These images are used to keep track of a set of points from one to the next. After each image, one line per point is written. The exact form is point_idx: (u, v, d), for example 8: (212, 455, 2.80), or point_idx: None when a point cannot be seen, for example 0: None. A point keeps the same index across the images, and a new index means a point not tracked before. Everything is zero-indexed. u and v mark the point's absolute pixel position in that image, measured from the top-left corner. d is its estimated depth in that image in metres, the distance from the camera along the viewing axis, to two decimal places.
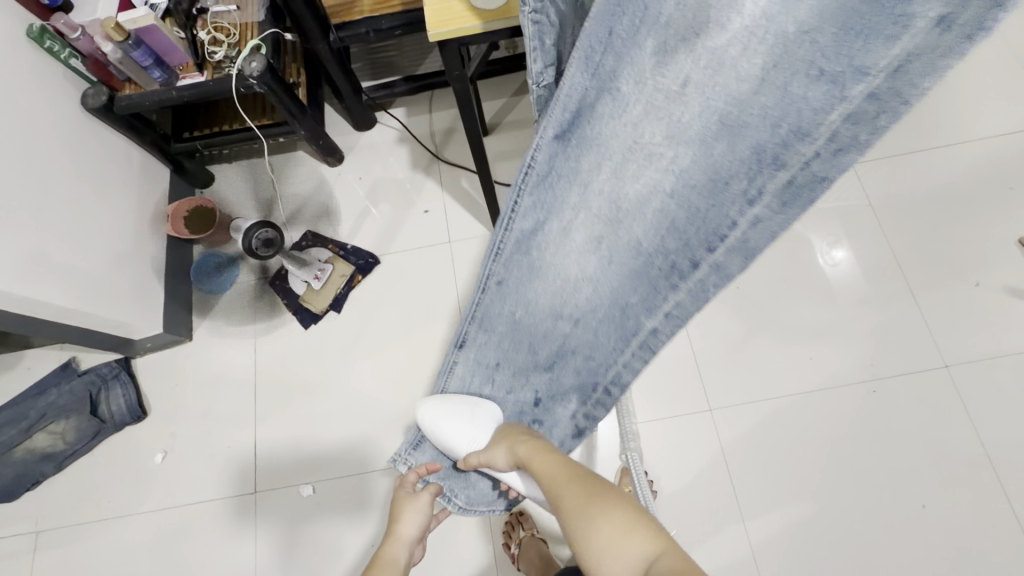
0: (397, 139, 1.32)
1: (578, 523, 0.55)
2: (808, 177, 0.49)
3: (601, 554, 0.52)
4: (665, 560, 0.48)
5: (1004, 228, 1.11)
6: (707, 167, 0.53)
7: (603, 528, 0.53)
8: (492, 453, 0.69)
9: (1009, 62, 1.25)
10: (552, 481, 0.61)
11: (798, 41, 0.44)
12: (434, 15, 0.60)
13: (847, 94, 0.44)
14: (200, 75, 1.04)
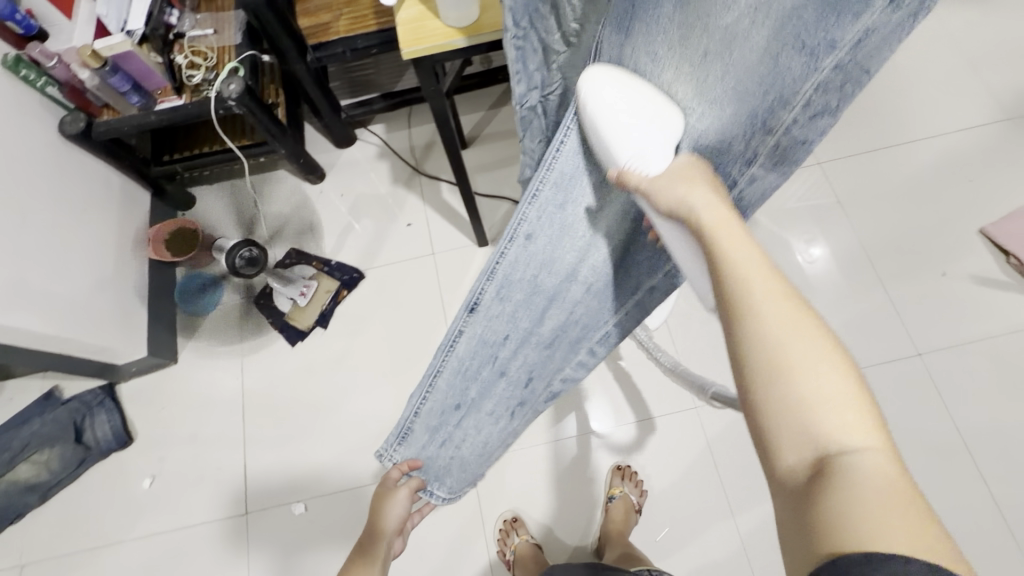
0: (377, 155, 1.34)
1: (776, 353, 0.36)
2: (790, 141, 0.40)
3: (787, 406, 0.35)
4: (875, 459, 0.33)
5: (965, 220, 1.16)
6: (714, 129, 0.43)
7: (814, 382, 0.35)
8: (659, 185, 0.44)
9: (964, 61, 1.30)
10: (747, 288, 0.38)
11: (790, 15, 0.32)
12: (408, 34, 0.62)
13: (818, 66, 0.33)
14: (179, 99, 1.04)
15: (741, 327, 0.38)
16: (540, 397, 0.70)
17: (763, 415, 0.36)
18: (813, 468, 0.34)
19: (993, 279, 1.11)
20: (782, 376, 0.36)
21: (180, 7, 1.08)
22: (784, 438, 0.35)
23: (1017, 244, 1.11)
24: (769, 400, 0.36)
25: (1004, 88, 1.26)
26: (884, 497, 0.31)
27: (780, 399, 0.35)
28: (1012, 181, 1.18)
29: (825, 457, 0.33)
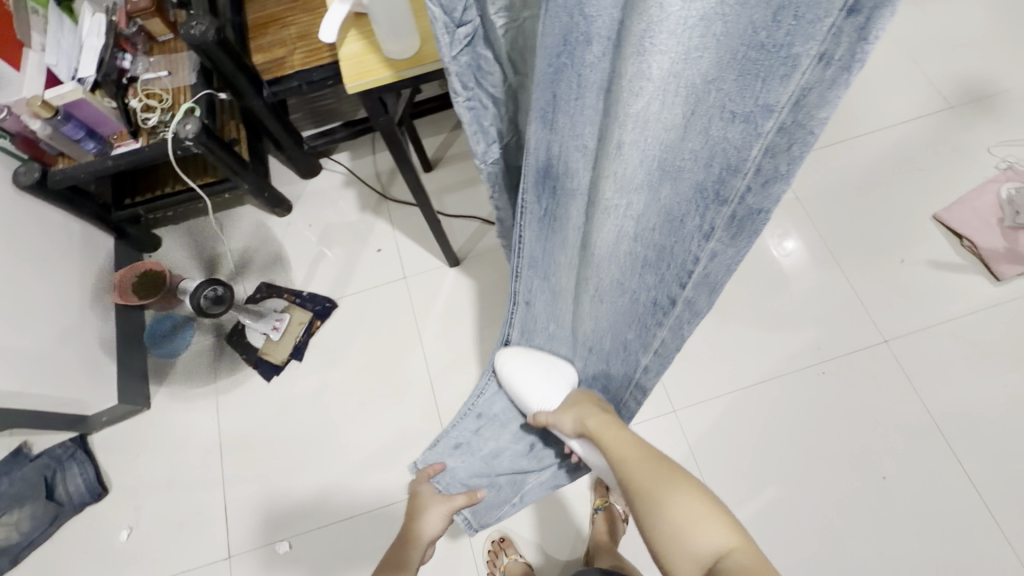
0: (343, 183, 1.34)
1: (653, 500, 0.54)
2: (746, 212, 0.39)
3: (671, 535, 0.51)
4: (738, 557, 0.47)
5: (919, 208, 1.20)
6: (660, 204, 0.44)
7: (678, 510, 0.52)
8: (561, 416, 0.67)
9: (904, 56, 1.35)
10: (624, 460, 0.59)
11: (706, 89, 0.35)
12: (351, 69, 0.63)
13: (760, 130, 0.34)
14: (135, 142, 1.04)
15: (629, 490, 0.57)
16: (562, 442, 0.77)
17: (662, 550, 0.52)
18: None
19: (950, 263, 1.15)
20: (655, 508, 0.53)
21: (132, 50, 1.07)
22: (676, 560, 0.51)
23: (968, 227, 1.15)
24: (660, 537, 0.52)
25: (945, 79, 1.31)
26: None
27: (665, 535, 0.52)
28: (959, 167, 1.22)
29: (714, 565, 0.48)
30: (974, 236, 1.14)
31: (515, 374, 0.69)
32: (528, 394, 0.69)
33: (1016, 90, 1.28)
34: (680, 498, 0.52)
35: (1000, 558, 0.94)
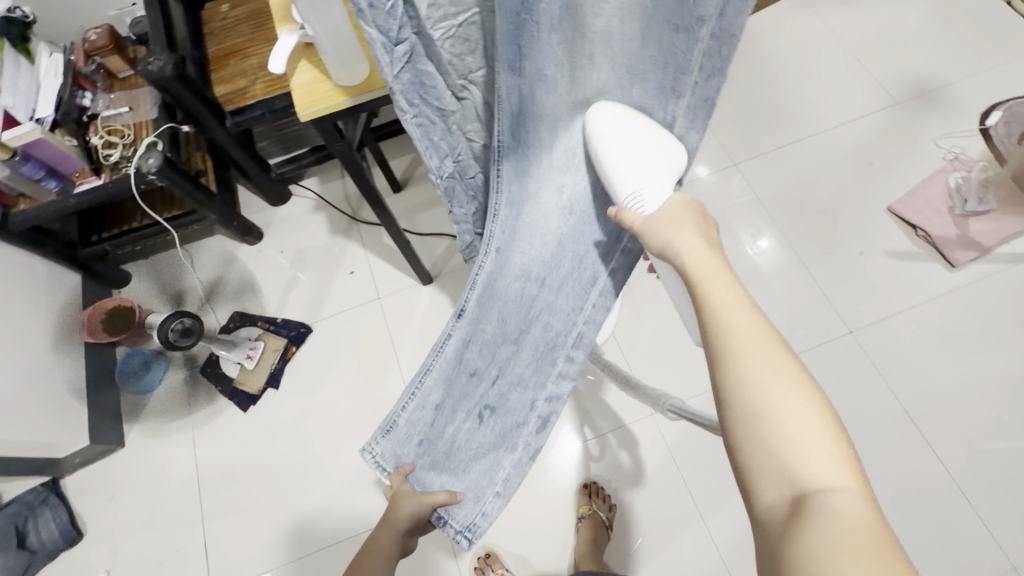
0: (313, 208, 1.35)
1: (749, 391, 0.38)
2: (698, 100, 0.48)
3: (769, 445, 0.37)
4: (849, 499, 0.33)
5: (873, 201, 1.24)
6: (631, 99, 0.50)
7: (788, 418, 0.37)
8: (648, 230, 0.49)
9: (850, 56, 1.41)
10: (737, 332, 0.41)
11: (654, 8, 0.41)
12: (303, 97, 0.64)
13: (697, 37, 0.42)
14: (97, 178, 1.04)
15: (726, 368, 0.40)
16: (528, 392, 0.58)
17: (746, 451, 0.38)
18: (789, 506, 0.35)
19: (906, 252, 1.19)
20: (763, 407, 0.38)
21: (92, 88, 1.08)
22: (758, 472, 0.37)
23: (921, 217, 1.20)
24: (750, 439, 0.37)
25: (890, 77, 1.37)
26: (862, 532, 0.31)
27: (757, 438, 0.37)
28: (909, 160, 1.27)
29: (806, 496, 0.34)
30: (927, 225, 1.19)
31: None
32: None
33: (957, 85, 1.33)
34: (801, 408, 0.37)
35: (973, 537, 0.97)
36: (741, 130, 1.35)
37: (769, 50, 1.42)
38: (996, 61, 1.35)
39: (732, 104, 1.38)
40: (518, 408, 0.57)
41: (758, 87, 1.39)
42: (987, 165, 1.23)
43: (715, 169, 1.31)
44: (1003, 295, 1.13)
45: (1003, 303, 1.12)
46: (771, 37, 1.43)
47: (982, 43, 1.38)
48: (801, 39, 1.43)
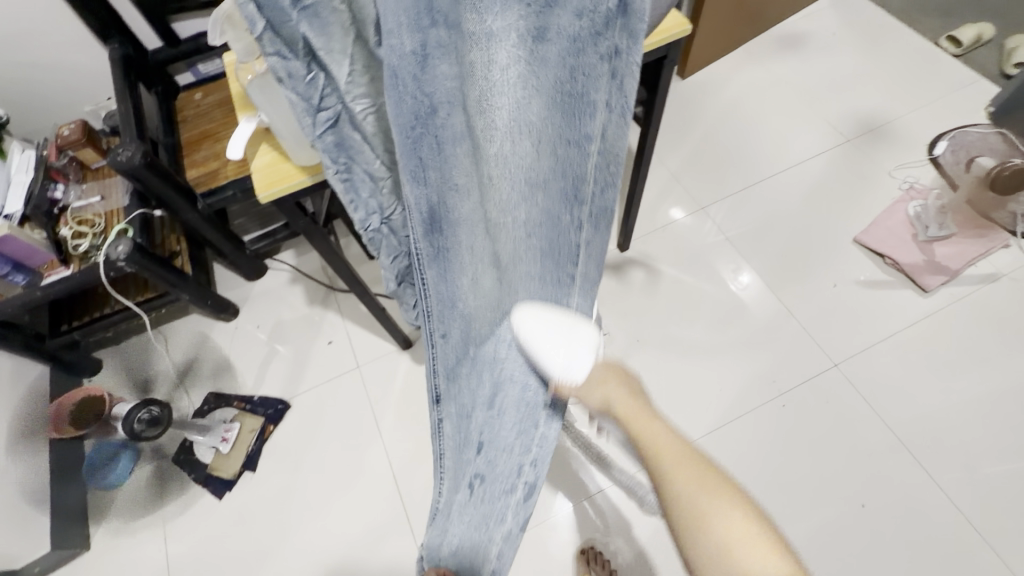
0: (290, 280, 1.34)
1: (693, 505, 0.48)
2: (599, 207, 0.51)
3: (719, 563, 0.45)
4: None
5: (839, 233, 1.27)
6: (539, 208, 0.51)
7: (720, 519, 0.46)
8: (583, 393, 0.57)
9: (798, 99, 1.48)
10: (660, 457, 0.51)
11: (545, 125, 0.46)
12: (262, 179, 0.65)
13: (587, 147, 0.47)
14: (66, 269, 1.04)
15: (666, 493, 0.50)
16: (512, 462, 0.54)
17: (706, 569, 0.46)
18: None
19: (877, 281, 1.21)
20: (696, 518, 0.47)
21: (64, 180, 1.09)
22: None
23: (887, 246, 1.22)
24: (701, 543, 0.46)
25: (840, 116, 1.44)
26: None
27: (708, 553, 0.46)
28: (868, 192, 1.32)
29: None
30: (894, 253, 1.21)
31: (533, 330, 0.55)
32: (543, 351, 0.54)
33: (903, 119, 1.41)
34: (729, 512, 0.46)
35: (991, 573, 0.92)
36: (705, 175, 1.40)
37: (722, 98, 1.50)
38: (935, 96, 1.44)
39: (693, 150, 1.43)
40: (506, 472, 0.54)
41: (716, 133, 1.46)
42: (942, 191, 1.27)
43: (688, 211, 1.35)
44: (978, 316, 1.14)
45: (979, 324, 1.13)
46: (722, 87, 1.52)
47: (919, 81, 1.47)
48: (750, 87, 1.52)
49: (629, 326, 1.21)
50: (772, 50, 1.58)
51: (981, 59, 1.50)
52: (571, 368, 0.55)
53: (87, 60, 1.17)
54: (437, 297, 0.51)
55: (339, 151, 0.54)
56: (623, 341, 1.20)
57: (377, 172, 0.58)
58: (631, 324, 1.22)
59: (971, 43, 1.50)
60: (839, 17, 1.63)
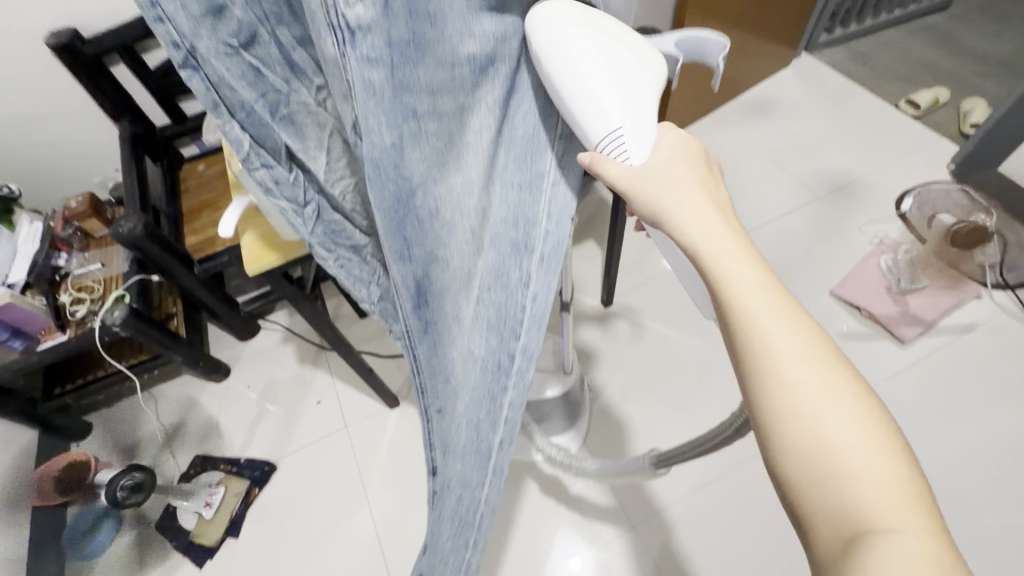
0: (282, 340, 1.37)
1: (798, 411, 0.33)
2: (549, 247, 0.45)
3: (817, 478, 0.32)
4: (914, 539, 0.30)
5: (817, 286, 1.31)
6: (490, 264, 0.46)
7: (835, 424, 0.32)
8: (638, 191, 0.40)
9: (770, 158, 1.57)
10: (747, 309, 0.35)
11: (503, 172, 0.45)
12: (249, 253, 0.70)
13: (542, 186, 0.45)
14: (62, 334, 1.07)
15: (748, 370, 0.35)
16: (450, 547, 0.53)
17: (790, 484, 0.33)
18: (848, 538, 0.31)
19: (857, 332, 1.23)
20: (794, 416, 0.33)
21: (67, 249, 1.15)
22: (813, 506, 0.32)
23: (862, 298, 1.26)
24: (792, 448, 0.33)
25: (811, 175, 1.51)
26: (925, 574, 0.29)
27: (806, 466, 0.33)
28: (841, 246, 1.37)
29: (859, 532, 0.30)
30: (870, 306, 1.24)
31: (570, 57, 0.38)
32: (576, 106, 0.40)
33: (870, 177, 1.48)
34: (847, 408, 0.32)
35: None
36: None
37: None
38: (898, 154, 1.52)
39: None
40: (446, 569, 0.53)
41: None
42: (910, 246, 1.32)
43: None
44: (955, 366, 1.16)
45: (958, 375, 1.15)
46: None
47: (882, 141, 1.56)
48: (725, 149, 1.60)
49: (614, 380, 1.23)
50: (743, 114, 1.69)
51: (938, 120, 1.61)
52: (623, 141, 0.40)
53: (98, 136, 1.25)
54: (429, 371, 0.50)
55: (327, 231, 0.58)
56: (608, 395, 1.21)
57: (359, 242, 0.62)
58: (616, 379, 1.23)
59: (927, 106, 1.60)
60: (804, 84, 1.75)
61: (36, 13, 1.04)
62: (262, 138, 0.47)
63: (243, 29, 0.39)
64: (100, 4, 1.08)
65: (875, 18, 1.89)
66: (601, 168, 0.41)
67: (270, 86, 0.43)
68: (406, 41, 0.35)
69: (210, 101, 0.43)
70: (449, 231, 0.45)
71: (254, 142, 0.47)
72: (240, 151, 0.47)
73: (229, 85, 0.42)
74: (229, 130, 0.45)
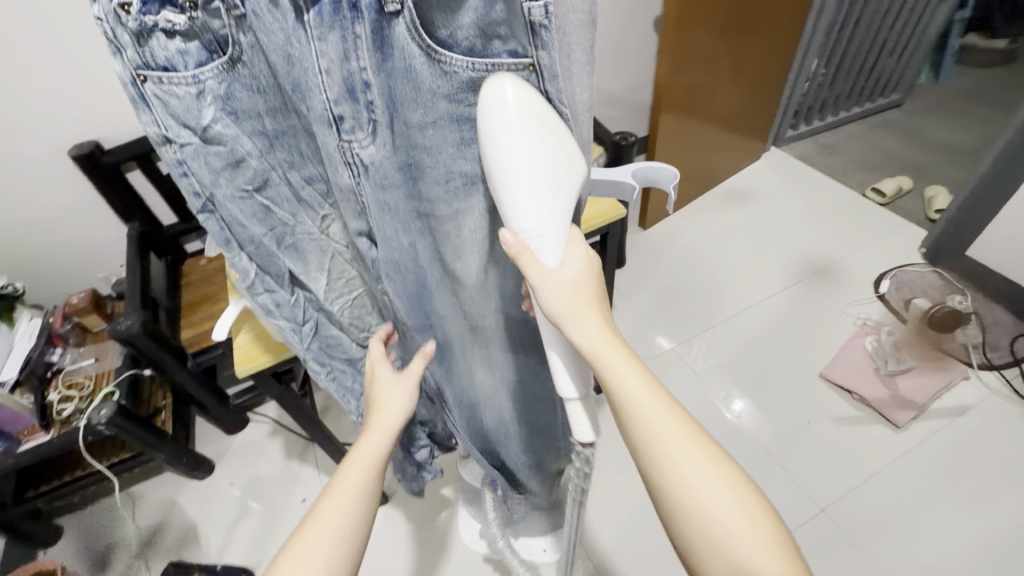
0: (270, 432, 1.35)
1: (680, 473, 0.43)
2: None
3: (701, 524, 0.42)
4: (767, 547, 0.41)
5: (808, 368, 1.32)
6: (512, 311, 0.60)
7: (707, 488, 0.42)
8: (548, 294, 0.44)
9: (751, 243, 1.64)
10: (636, 404, 0.44)
11: (497, 260, 0.53)
12: (240, 355, 0.72)
13: None
14: (45, 433, 1.05)
15: (640, 449, 0.44)
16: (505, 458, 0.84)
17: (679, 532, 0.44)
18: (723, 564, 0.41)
19: (851, 417, 1.22)
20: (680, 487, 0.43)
21: (63, 344, 1.16)
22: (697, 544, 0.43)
23: (851, 381, 1.26)
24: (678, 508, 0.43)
25: (791, 259, 1.58)
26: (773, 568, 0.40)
27: (688, 525, 0.42)
28: (827, 329, 1.39)
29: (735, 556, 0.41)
30: (860, 388, 1.25)
31: (504, 156, 0.40)
32: (506, 198, 0.42)
33: (848, 260, 1.55)
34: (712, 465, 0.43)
35: None
36: (674, 314, 1.48)
37: (683, 246, 1.65)
38: (872, 239, 1.60)
39: (663, 290, 1.54)
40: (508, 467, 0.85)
41: (682, 275, 1.57)
42: (892, 326, 1.35)
43: (678, 340, 1.42)
44: (955, 452, 1.14)
45: (959, 461, 1.13)
46: (682, 236, 1.68)
47: (856, 226, 1.65)
48: (707, 236, 1.68)
49: (610, 471, 1.20)
50: (722, 203, 1.79)
51: (905, 207, 1.70)
52: (542, 239, 0.43)
53: (107, 235, 1.31)
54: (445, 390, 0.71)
55: (322, 344, 0.64)
56: (604, 488, 1.18)
57: (353, 355, 0.68)
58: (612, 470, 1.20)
59: (892, 194, 1.71)
60: (777, 174, 1.88)
61: (63, 129, 1.14)
62: (265, 264, 0.53)
63: (259, 174, 0.46)
64: (123, 120, 1.18)
65: (836, 115, 2.07)
66: (520, 257, 0.43)
67: (278, 220, 0.50)
68: (409, 168, 0.44)
69: (223, 237, 0.49)
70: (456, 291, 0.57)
71: (256, 269, 0.53)
72: (246, 278, 0.53)
73: (240, 223, 0.48)
74: (238, 260, 0.51)
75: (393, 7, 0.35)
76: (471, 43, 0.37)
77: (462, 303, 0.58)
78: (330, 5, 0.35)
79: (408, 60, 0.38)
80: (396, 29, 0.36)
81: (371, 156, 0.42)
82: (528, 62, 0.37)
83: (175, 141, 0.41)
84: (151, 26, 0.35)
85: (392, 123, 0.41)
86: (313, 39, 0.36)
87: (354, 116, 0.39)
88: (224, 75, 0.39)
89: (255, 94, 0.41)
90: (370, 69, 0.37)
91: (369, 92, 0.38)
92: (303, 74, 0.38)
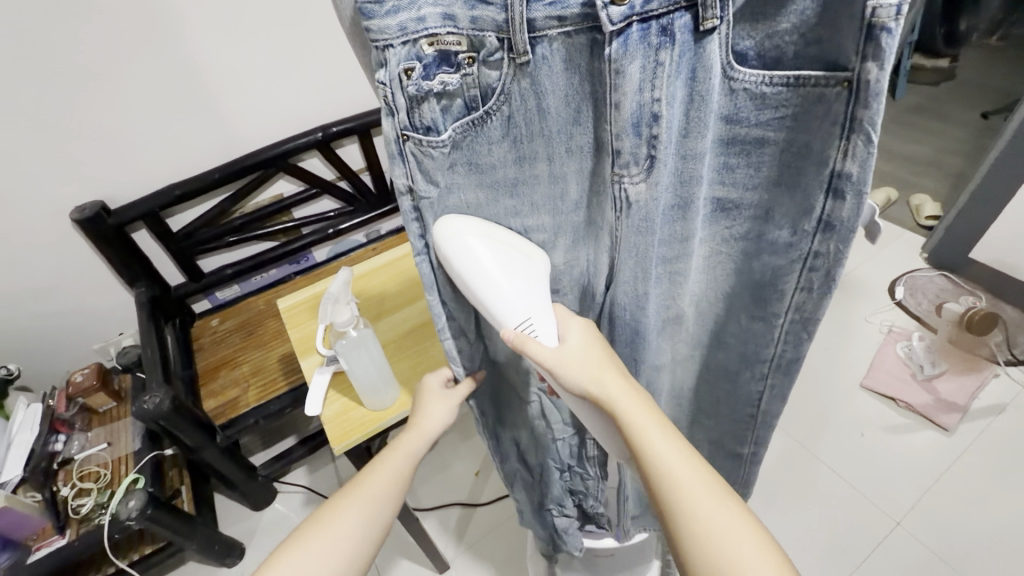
0: (304, 503, 1.23)
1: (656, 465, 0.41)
2: (780, 355, 0.52)
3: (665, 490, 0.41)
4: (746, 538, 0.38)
5: (847, 380, 1.34)
6: (704, 339, 0.58)
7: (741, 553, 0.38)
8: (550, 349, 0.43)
9: None
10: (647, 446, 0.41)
11: (731, 297, 0.52)
12: (336, 430, 0.64)
13: (776, 323, 0.50)
14: (60, 536, 0.92)
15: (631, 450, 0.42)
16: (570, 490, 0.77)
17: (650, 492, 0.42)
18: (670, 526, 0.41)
19: (899, 423, 1.24)
20: (695, 521, 0.39)
21: (68, 429, 1.03)
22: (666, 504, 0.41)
23: (894, 389, 1.29)
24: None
25: None
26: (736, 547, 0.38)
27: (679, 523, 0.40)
28: (856, 339, 1.42)
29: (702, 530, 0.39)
30: (904, 396, 1.27)
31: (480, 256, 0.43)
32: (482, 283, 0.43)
33: (860, 270, 1.60)
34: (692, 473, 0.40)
35: None
36: None
37: None
38: (876, 248, 1.66)
39: None
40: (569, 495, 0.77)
41: None
42: (922, 333, 1.39)
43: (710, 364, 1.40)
44: (1004, 450, 1.17)
45: (1007, 459, 1.15)
46: None
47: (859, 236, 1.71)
48: None
49: None
50: None
51: (897, 215, 1.79)
52: (532, 324, 0.44)
53: (108, 304, 1.19)
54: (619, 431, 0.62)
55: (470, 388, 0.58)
56: None
57: None
58: None
59: (884, 204, 1.80)
60: None
61: (61, 192, 1.04)
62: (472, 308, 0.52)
63: None
64: (127, 175, 1.08)
65: None
66: (524, 348, 0.43)
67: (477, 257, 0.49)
68: (678, 201, 0.43)
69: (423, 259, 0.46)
70: (676, 311, 0.53)
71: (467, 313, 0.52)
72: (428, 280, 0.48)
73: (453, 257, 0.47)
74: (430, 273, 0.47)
75: (710, 23, 0.34)
76: (776, 53, 0.36)
77: (672, 327, 0.55)
78: (636, 33, 0.33)
79: (709, 82, 0.37)
80: (705, 48, 0.35)
81: (640, 192, 0.39)
82: (846, 76, 0.34)
83: (418, 193, 0.43)
84: (427, 91, 0.38)
85: (666, 157, 0.39)
86: (611, 72, 0.34)
87: (632, 150, 0.37)
88: (474, 136, 0.40)
89: (495, 149, 0.42)
90: (664, 98, 0.35)
91: (656, 124, 0.36)
92: (583, 105, 0.39)
